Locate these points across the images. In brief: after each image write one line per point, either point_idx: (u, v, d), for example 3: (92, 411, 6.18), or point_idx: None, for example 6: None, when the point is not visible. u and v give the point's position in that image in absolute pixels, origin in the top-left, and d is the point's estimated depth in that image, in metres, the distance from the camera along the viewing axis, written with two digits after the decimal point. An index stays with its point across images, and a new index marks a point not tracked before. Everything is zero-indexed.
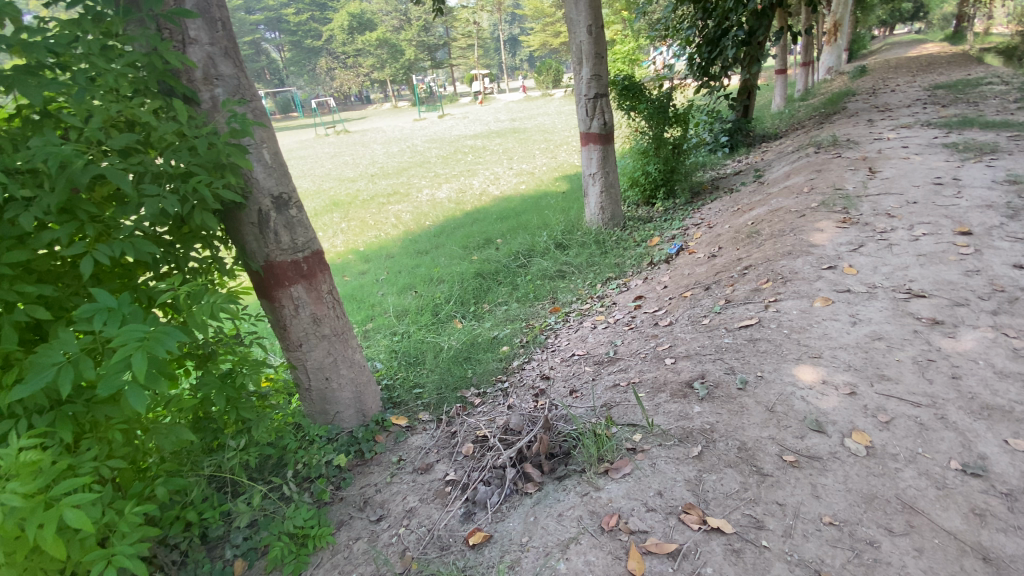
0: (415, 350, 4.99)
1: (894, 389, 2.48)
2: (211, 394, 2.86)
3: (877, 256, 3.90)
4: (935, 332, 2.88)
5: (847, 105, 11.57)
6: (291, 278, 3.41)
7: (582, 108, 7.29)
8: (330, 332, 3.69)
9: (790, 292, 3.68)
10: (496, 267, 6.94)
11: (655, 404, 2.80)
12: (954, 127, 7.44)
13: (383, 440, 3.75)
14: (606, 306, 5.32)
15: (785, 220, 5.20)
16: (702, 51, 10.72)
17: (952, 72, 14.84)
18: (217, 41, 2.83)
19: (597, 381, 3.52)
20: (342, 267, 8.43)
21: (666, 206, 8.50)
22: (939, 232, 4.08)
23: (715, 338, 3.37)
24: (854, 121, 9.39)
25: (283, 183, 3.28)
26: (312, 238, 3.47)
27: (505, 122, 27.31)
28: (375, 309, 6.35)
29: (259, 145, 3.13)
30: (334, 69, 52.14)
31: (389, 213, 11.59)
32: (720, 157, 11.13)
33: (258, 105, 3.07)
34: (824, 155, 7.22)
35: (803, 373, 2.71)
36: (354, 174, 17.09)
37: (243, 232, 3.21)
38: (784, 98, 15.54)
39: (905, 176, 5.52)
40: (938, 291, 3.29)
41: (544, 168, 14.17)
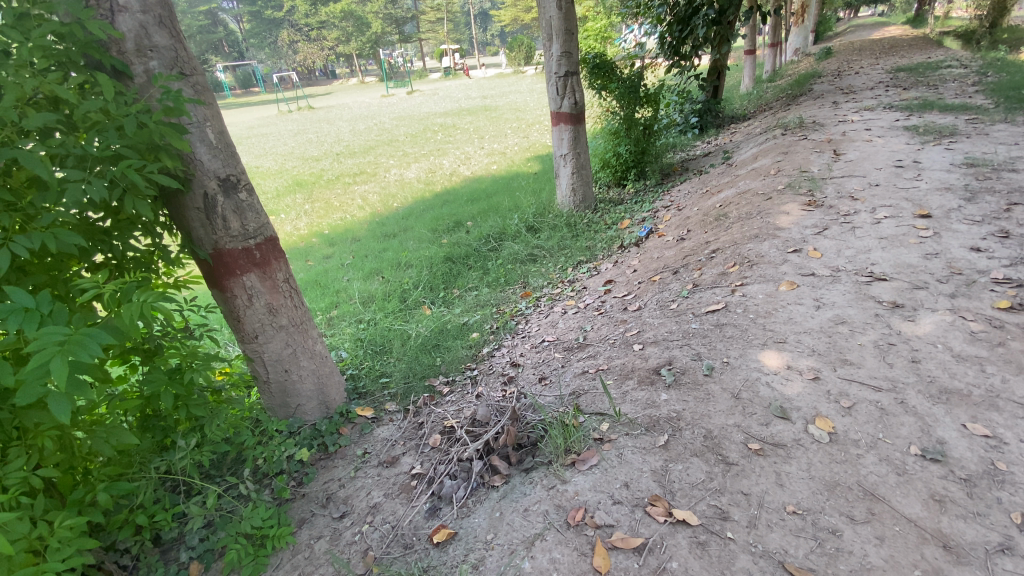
0: (381, 337, 4.85)
1: (857, 373, 2.51)
2: (159, 392, 2.70)
3: (841, 239, 3.95)
4: (896, 315, 2.93)
5: (814, 87, 11.71)
6: (243, 267, 3.22)
7: (552, 87, 7.12)
8: (288, 322, 3.53)
9: (756, 276, 3.69)
10: (466, 250, 6.81)
11: (622, 392, 2.76)
12: (915, 110, 7.59)
13: (347, 432, 3.64)
14: (576, 290, 5.27)
15: (753, 203, 5.23)
16: (673, 30, 10.63)
17: (914, 54, 15.17)
18: (150, 8, 2.57)
19: (566, 368, 3.48)
20: (306, 251, 8.14)
21: (637, 187, 8.47)
22: (901, 215, 4.15)
23: (682, 323, 3.36)
24: (820, 103, 9.50)
25: (230, 164, 3.06)
26: (265, 223, 3.28)
27: (477, 100, 26.78)
28: (340, 295, 6.16)
29: (202, 124, 2.90)
30: (297, 43, 50.01)
31: (355, 194, 11.24)
32: (690, 139, 11.14)
33: (200, 80, 2.83)
34: (791, 137, 7.28)
35: (768, 358, 2.71)
36: (319, 153, 16.48)
37: (188, 218, 3.00)
38: (753, 79, 15.63)
39: (869, 159, 5.60)
40: (899, 274, 3.35)
41: (515, 148, 13.94)
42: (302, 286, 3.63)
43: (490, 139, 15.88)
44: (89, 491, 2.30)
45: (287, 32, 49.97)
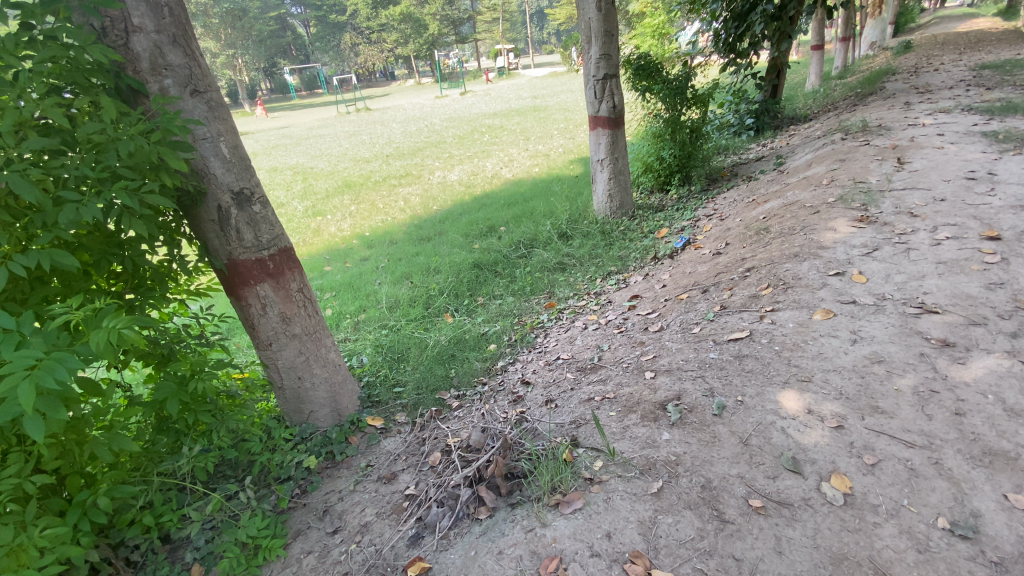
0: (401, 345, 4.86)
1: (888, 425, 2.22)
2: (166, 399, 2.84)
3: (891, 263, 3.55)
4: (943, 356, 2.58)
5: (885, 86, 10.75)
6: (256, 277, 3.29)
7: (590, 91, 6.89)
8: (301, 331, 3.58)
9: (789, 302, 3.38)
10: (495, 257, 6.73)
11: (622, 427, 2.59)
12: (997, 112, 6.81)
13: (355, 442, 3.66)
14: (601, 304, 5.07)
15: (798, 217, 4.82)
16: (729, 26, 10.06)
17: (1004, 49, 13.72)
18: (163, 28, 2.74)
19: (575, 392, 3.33)
20: (344, 253, 8.35)
21: (680, 193, 8.07)
22: (964, 236, 3.70)
23: (700, 352, 3.13)
24: (889, 104, 8.71)
25: (244, 178, 3.14)
26: (279, 234, 3.34)
27: (528, 100, 26.67)
28: (369, 299, 6.25)
29: (217, 139, 2.99)
30: (359, 45, 51.94)
31: (399, 196, 11.46)
32: (743, 141, 10.49)
33: (214, 96, 2.99)
34: (851, 143, 6.69)
35: (787, 400, 2.45)
36: (370, 155, 16.94)
37: (204, 229, 3.10)
38: (820, 76, 14.59)
39: (936, 169, 5.05)
40: (954, 306, 2.96)
41: (559, 150, 13.73)
42: (316, 295, 3.67)
43: (536, 140, 15.73)
44: (93, 493, 2.44)
45: (350, 36, 52.07)
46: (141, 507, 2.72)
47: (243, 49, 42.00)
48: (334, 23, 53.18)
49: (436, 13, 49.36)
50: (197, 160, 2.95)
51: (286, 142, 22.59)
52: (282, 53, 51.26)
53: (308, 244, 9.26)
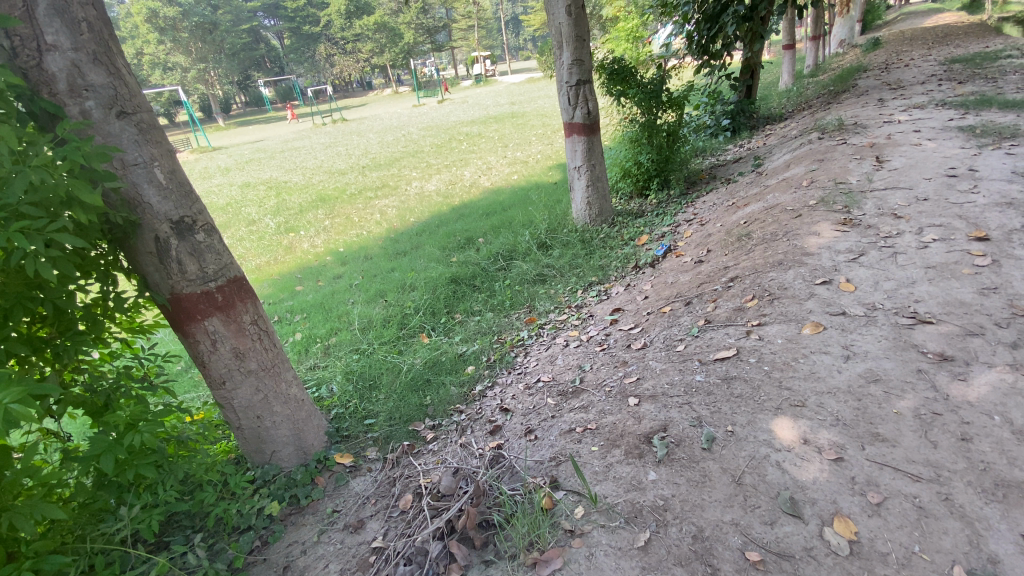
0: (373, 372, 4.59)
1: (890, 455, 2.04)
2: (102, 453, 2.55)
3: (879, 269, 3.41)
4: (942, 372, 2.42)
5: (857, 83, 10.82)
6: (203, 311, 3.01)
7: (563, 97, 6.71)
8: (257, 366, 3.30)
9: (776, 314, 3.21)
10: (473, 270, 6.49)
11: (605, 465, 2.37)
12: (972, 107, 6.79)
13: (322, 483, 3.40)
14: (582, 319, 4.86)
15: (779, 222, 4.68)
16: (701, 28, 10.00)
17: (971, 43, 13.94)
18: (82, 45, 2.47)
19: (556, 421, 3.10)
20: (318, 271, 8.05)
21: (659, 198, 7.94)
22: (951, 238, 3.57)
23: (685, 374, 2.93)
24: (864, 100, 8.71)
25: (184, 205, 2.87)
26: (228, 263, 3.06)
27: (506, 106, 26.58)
28: (342, 320, 5.96)
29: (150, 164, 2.72)
30: (334, 56, 51.56)
31: (375, 209, 11.17)
32: (720, 142, 10.44)
33: (145, 117, 2.72)
34: (829, 142, 6.61)
35: (781, 429, 2.27)
36: (345, 167, 16.59)
37: (142, 263, 2.83)
38: (793, 75, 14.69)
39: (916, 167, 4.96)
40: (948, 315, 2.81)
41: (537, 157, 13.58)
42: (273, 327, 3.39)
43: (513, 147, 15.57)
44: (19, 566, 2.15)
45: (325, 47, 51.64)
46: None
47: (215, 62, 41.35)
48: (308, 35, 52.65)
49: (411, 22, 49.12)
50: (128, 189, 2.68)
51: (260, 156, 22.12)
52: (255, 66, 50.65)
53: (280, 262, 8.93)
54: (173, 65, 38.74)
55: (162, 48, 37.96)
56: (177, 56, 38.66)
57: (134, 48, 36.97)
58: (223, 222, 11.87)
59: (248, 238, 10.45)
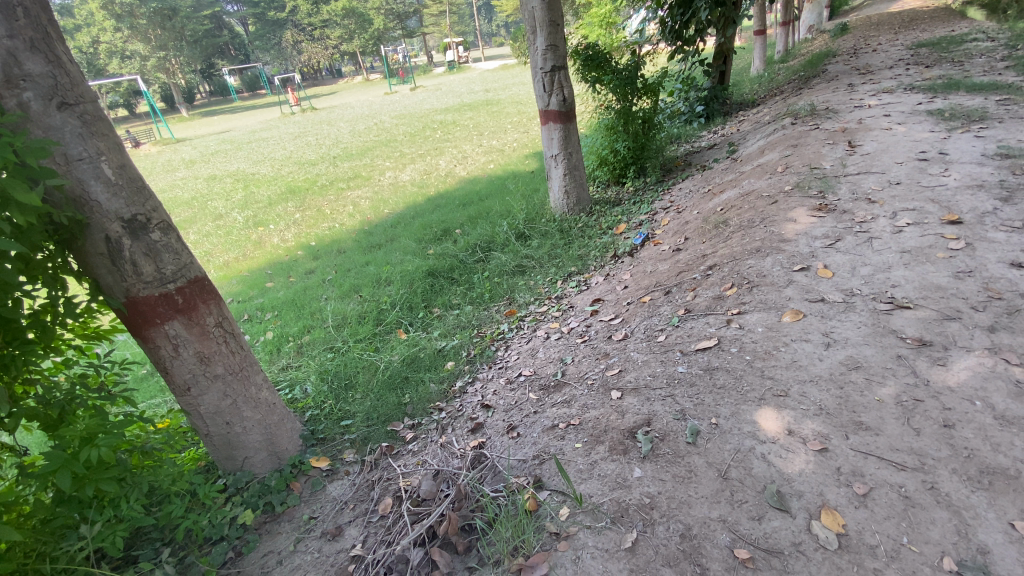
0: (348, 371, 4.45)
1: (874, 444, 2.03)
2: (56, 470, 2.38)
3: (856, 254, 3.42)
4: (922, 358, 2.43)
5: (828, 68, 10.94)
6: (162, 315, 2.84)
7: (538, 84, 6.58)
8: (224, 370, 3.14)
9: (756, 303, 3.20)
10: (451, 263, 6.35)
11: (590, 463, 2.31)
12: (939, 91, 6.91)
13: (298, 489, 3.28)
14: (563, 310, 4.80)
15: (756, 208, 4.68)
16: (675, 14, 9.90)
17: (936, 27, 14.21)
18: (17, 32, 2.26)
19: (538, 417, 3.03)
20: (289, 266, 7.78)
21: (636, 185, 7.91)
22: (926, 221, 3.61)
23: (668, 365, 2.89)
24: (835, 85, 8.80)
25: (137, 203, 2.67)
26: (188, 263, 2.88)
27: (480, 93, 26.19)
28: (315, 318, 5.77)
29: (97, 159, 2.52)
30: (301, 43, 49.99)
31: (348, 200, 10.89)
32: (695, 128, 10.45)
33: (90, 109, 2.51)
34: (802, 128, 6.65)
35: (765, 420, 2.24)
36: (315, 157, 16.13)
37: (93, 265, 2.63)
38: (765, 60, 14.78)
39: (888, 151, 5.01)
40: (925, 300, 2.83)
41: (513, 145, 13.41)
42: (239, 329, 3.23)
43: (489, 135, 15.35)
44: None
45: (292, 33, 50.00)
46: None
47: (176, 50, 39.66)
48: (274, 20, 50.84)
49: (381, 8, 47.79)
50: (73, 186, 2.48)
51: (226, 147, 21.34)
52: (219, 53, 48.81)
53: (249, 258, 8.63)
54: (131, 53, 37.09)
55: (119, 35, 36.32)
56: (135, 44, 37.02)
57: (89, 36, 35.25)
58: (188, 216, 11.42)
59: (215, 233, 10.07)
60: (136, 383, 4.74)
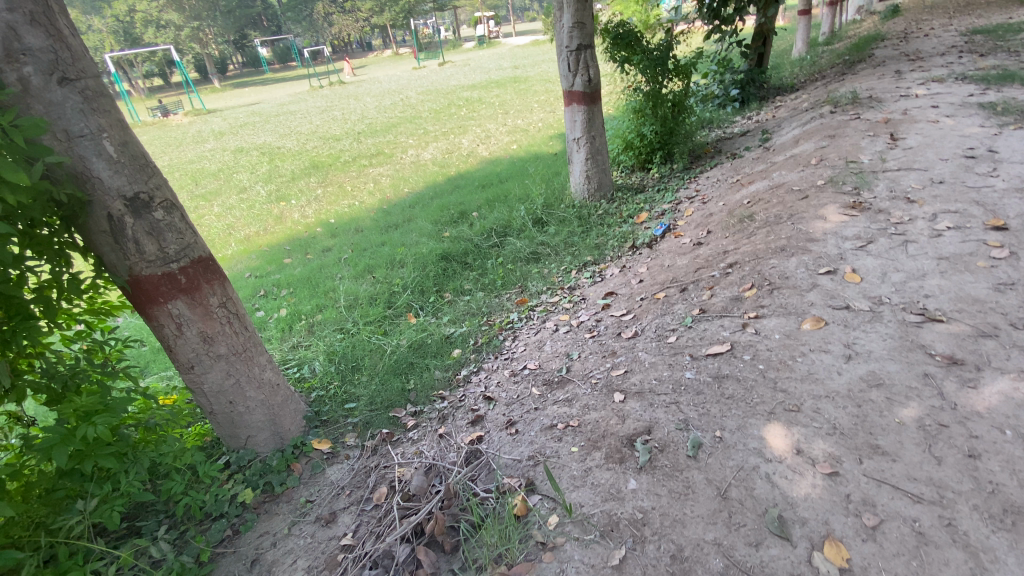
0: (356, 353, 4.44)
1: (890, 471, 1.89)
2: (55, 445, 2.42)
3: (888, 258, 3.20)
4: (951, 378, 2.24)
5: (874, 53, 10.30)
6: (166, 294, 2.83)
7: (563, 63, 6.32)
8: (228, 350, 3.15)
9: (775, 307, 3.02)
10: (465, 247, 6.26)
11: (584, 470, 2.23)
12: (993, 81, 6.42)
13: (298, 470, 3.30)
14: (574, 301, 4.68)
15: (785, 203, 4.43)
16: None
17: (996, 12, 13.23)
18: (16, 5, 2.24)
19: (539, 413, 2.95)
20: (307, 243, 7.81)
21: (662, 172, 7.62)
22: (967, 226, 3.34)
23: (676, 370, 2.76)
24: (880, 72, 8.28)
25: (139, 180, 2.64)
26: (192, 242, 2.86)
27: (508, 70, 25.70)
28: (328, 297, 5.77)
29: (98, 136, 2.49)
30: (332, 15, 49.74)
31: (369, 178, 10.86)
32: (728, 114, 10.00)
33: (92, 84, 2.48)
34: (841, 117, 6.27)
35: (773, 437, 2.12)
36: (340, 133, 16.09)
37: (97, 243, 2.64)
38: (807, 42, 14.01)
39: (932, 146, 4.67)
40: (959, 314, 2.62)
41: (538, 125, 13.11)
42: (244, 309, 3.22)
43: (513, 114, 15.03)
44: None
45: (323, 5, 49.73)
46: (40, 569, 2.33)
47: (210, 20, 39.88)
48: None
49: None
50: (74, 163, 2.46)
51: (256, 119, 21.49)
52: (251, 23, 48.94)
53: (270, 233, 8.70)
54: (166, 22, 37.49)
55: (154, 4, 36.78)
56: (170, 13, 37.40)
57: (126, 4, 35.68)
58: (214, 189, 11.57)
59: (238, 206, 10.17)
60: (150, 354, 4.83)
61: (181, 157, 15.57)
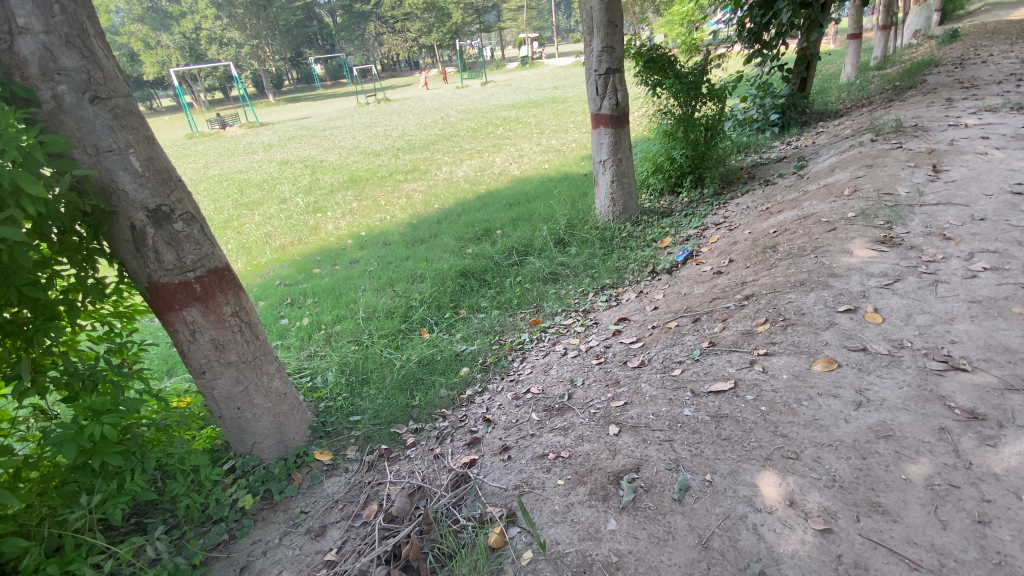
0: (367, 366, 4.51)
1: (888, 533, 1.76)
2: (65, 441, 2.54)
3: (914, 299, 3.02)
4: (969, 434, 2.07)
5: (926, 79, 9.85)
6: (181, 301, 2.96)
7: (591, 86, 6.33)
8: (238, 358, 3.25)
9: (786, 344, 2.89)
10: (485, 264, 6.29)
11: (566, 505, 2.20)
12: None
13: (298, 480, 3.34)
14: (587, 325, 4.61)
15: (811, 234, 4.25)
16: (754, 14, 9.30)
17: None
18: (54, 28, 2.42)
19: (534, 440, 2.91)
20: (337, 254, 8.04)
21: (691, 197, 7.48)
22: (1006, 267, 3.12)
23: (676, 405, 2.67)
24: (930, 99, 7.91)
25: (162, 193, 2.80)
26: (208, 253, 2.99)
27: (549, 90, 25.98)
28: (349, 308, 5.90)
29: (126, 151, 2.67)
30: (383, 35, 51.84)
31: (403, 193, 11.13)
32: (767, 138, 9.74)
33: (121, 103, 2.66)
34: (882, 146, 6.01)
35: (765, 486, 2.02)
36: (380, 148, 16.62)
37: (121, 251, 2.80)
38: (856, 67, 13.55)
39: (977, 179, 4.40)
40: (987, 364, 2.43)
41: (571, 145, 13.15)
42: (256, 319, 3.33)
43: (549, 134, 15.14)
44: None
45: (375, 26, 51.94)
46: (44, 558, 2.43)
47: (269, 39, 42.25)
48: (359, 13, 52.90)
49: (461, 1, 48.26)
50: (103, 175, 2.63)
51: (303, 133, 22.49)
52: (307, 42, 51.53)
53: (304, 243, 9.01)
54: (228, 40, 39.94)
55: (219, 23, 39.33)
56: (233, 32, 39.84)
57: (193, 23, 38.24)
58: (257, 199, 12.11)
59: (277, 216, 10.60)
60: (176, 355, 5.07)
61: (231, 167, 16.43)
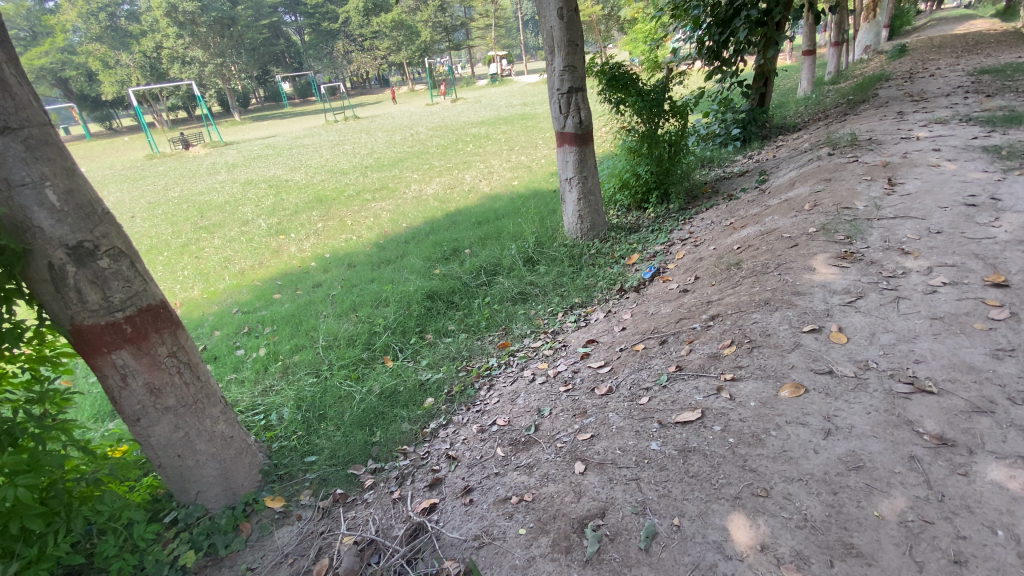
0: (325, 400, 4.27)
1: None
2: None
3: (877, 316, 2.99)
4: (939, 462, 2.00)
5: (878, 93, 10.23)
6: (109, 344, 2.71)
7: (554, 105, 6.30)
8: (177, 402, 3.00)
9: (753, 369, 2.82)
10: (453, 286, 6.13)
11: (527, 559, 2.07)
12: (998, 123, 6.25)
13: (246, 531, 3.08)
14: (555, 349, 4.49)
15: (774, 250, 4.25)
16: (712, 33, 9.46)
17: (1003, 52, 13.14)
18: None
19: (497, 480, 2.74)
20: (299, 279, 7.75)
21: (657, 212, 7.50)
22: (964, 282, 3.13)
23: (643, 438, 2.55)
24: (882, 113, 8.17)
25: (84, 228, 2.57)
26: (140, 291, 2.76)
27: (517, 106, 26.13)
28: (310, 336, 5.65)
29: (40, 185, 2.45)
30: (352, 53, 51.73)
31: (370, 212, 10.91)
32: (730, 152, 9.91)
33: (35, 133, 2.45)
34: (839, 159, 6.13)
35: (736, 530, 1.91)
36: (348, 167, 16.35)
37: (39, 293, 2.55)
38: (812, 82, 14.01)
39: (932, 192, 4.49)
40: (953, 385, 2.39)
41: (540, 162, 13.18)
42: (197, 359, 3.09)
43: (518, 151, 15.17)
44: None
45: (343, 44, 51.78)
46: None
47: (233, 58, 41.54)
48: (327, 31, 52.63)
49: (429, 20, 48.50)
50: (16, 212, 2.41)
51: (269, 152, 22.01)
52: (274, 60, 50.92)
53: (265, 266, 8.69)
54: (191, 58, 39.01)
55: (181, 41, 38.36)
56: (195, 50, 38.85)
57: (154, 41, 37.04)
58: (218, 221, 11.69)
59: (238, 239, 10.22)
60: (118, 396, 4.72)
61: (192, 188, 15.87)
